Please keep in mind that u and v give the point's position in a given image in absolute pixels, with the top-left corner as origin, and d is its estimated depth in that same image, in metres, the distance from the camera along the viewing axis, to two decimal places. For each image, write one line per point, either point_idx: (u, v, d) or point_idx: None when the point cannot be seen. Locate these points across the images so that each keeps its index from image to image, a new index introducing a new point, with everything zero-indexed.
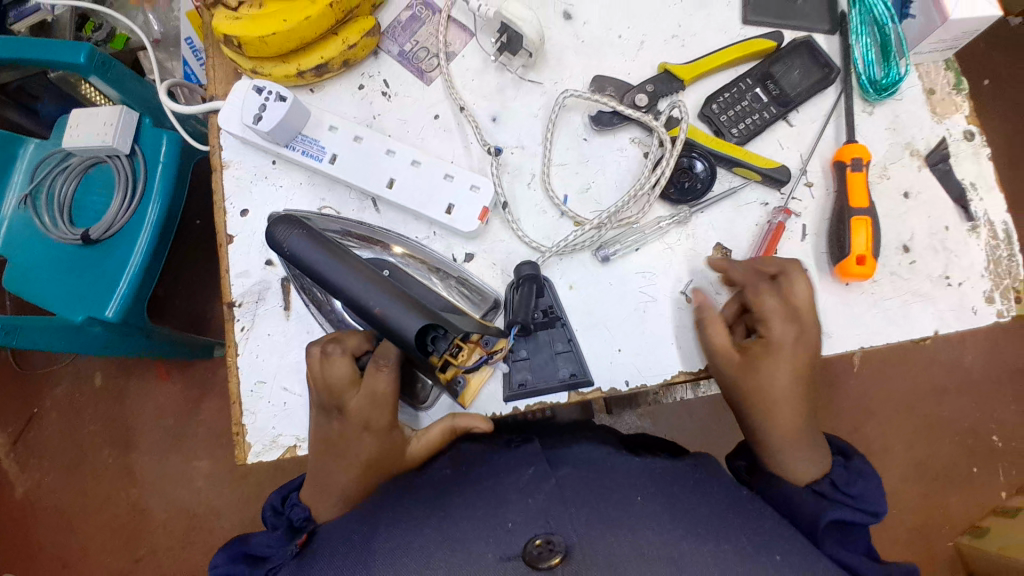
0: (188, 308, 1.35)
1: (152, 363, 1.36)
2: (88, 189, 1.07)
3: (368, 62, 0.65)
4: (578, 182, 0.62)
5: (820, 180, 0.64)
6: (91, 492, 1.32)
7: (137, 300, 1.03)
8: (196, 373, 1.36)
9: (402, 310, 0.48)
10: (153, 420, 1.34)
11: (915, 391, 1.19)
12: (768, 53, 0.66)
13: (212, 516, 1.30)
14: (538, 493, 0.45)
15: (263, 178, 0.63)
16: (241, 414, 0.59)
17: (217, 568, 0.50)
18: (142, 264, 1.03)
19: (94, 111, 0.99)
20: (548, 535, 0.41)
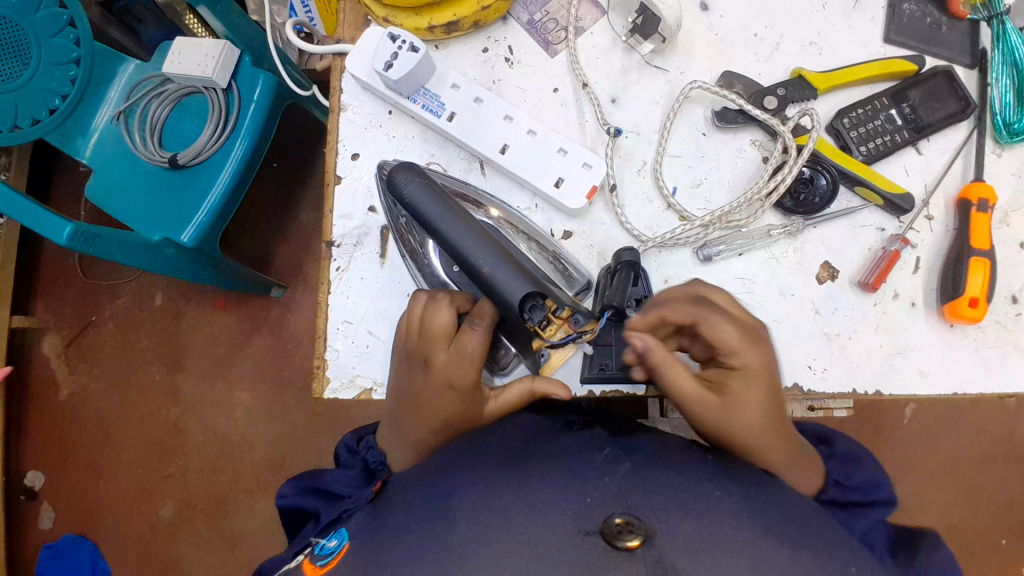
0: (251, 246, 1.39)
1: (210, 292, 1.41)
2: (180, 117, 1.12)
3: (496, 26, 0.65)
4: (690, 177, 0.61)
5: (941, 214, 0.61)
6: (136, 405, 1.38)
7: (212, 231, 1.08)
8: (249, 310, 1.40)
9: (510, 275, 0.49)
10: (202, 347, 1.39)
11: (967, 452, 1.14)
12: (910, 75, 0.63)
13: (243, 448, 1.35)
14: (613, 475, 0.44)
15: (378, 125, 0.64)
16: (325, 349, 0.61)
17: (288, 498, 0.57)
18: (222, 194, 1.06)
19: (198, 43, 1.02)
20: (629, 517, 0.39)
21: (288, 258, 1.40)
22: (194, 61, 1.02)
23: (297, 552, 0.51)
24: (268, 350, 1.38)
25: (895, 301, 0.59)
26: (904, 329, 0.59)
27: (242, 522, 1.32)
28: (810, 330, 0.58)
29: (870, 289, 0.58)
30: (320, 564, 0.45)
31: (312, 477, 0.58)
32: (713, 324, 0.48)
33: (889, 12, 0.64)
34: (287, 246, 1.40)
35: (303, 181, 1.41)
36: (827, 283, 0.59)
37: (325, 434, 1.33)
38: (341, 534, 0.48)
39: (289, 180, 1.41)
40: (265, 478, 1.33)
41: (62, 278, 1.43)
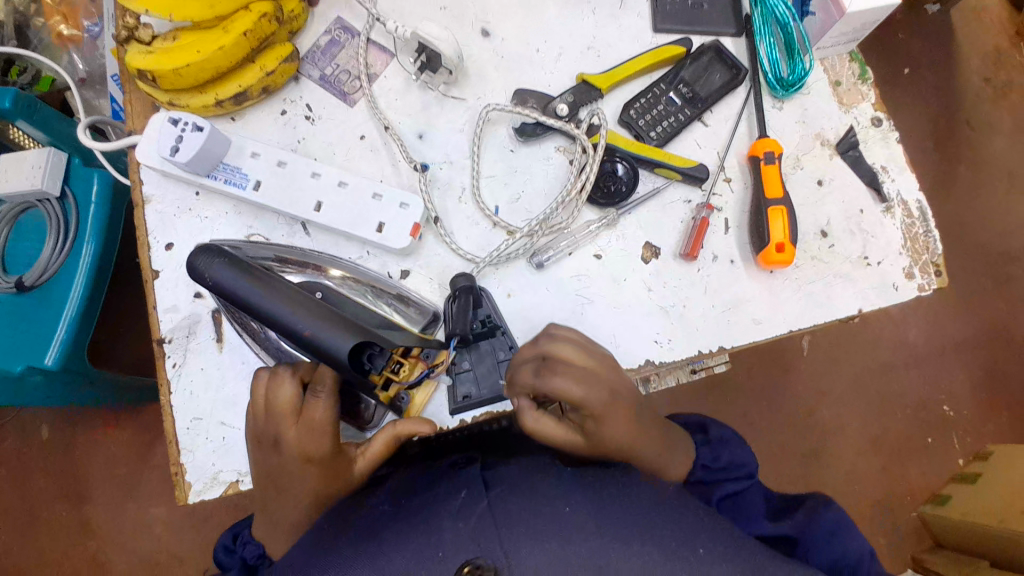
0: (132, 351, 1.30)
1: (100, 411, 1.31)
2: (19, 239, 1.03)
3: (290, 87, 0.65)
4: (508, 192, 0.64)
5: (738, 174, 0.67)
6: (38, 553, 1.25)
7: (75, 346, 1.00)
8: (146, 417, 1.31)
9: (335, 331, 0.48)
10: (103, 472, 1.28)
11: (863, 369, 1.24)
12: (680, 57, 0.68)
13: (173, 566, 1.25)
14: (469, 517, 0.43)
15: (186, 210, 0.62)
16: (179, 453, 0.57)
17: None
18: (78, 309, 1.00)
19: (22, 155, 0.95)
20: (476, 561, 0.40)
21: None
22: (20, 173, 0.94)
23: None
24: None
25: (715, 263, 0.64)
26: (732, 284, 0.64)
27: None
28: (647, 308, 0.62)
29: (689, 258, 0.62)
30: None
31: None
32: (555, 384, 0.48)
33: (653, 5, 0.70)
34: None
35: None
36: (652, 261, 0.63)
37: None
38: None
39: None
40: None
41: None
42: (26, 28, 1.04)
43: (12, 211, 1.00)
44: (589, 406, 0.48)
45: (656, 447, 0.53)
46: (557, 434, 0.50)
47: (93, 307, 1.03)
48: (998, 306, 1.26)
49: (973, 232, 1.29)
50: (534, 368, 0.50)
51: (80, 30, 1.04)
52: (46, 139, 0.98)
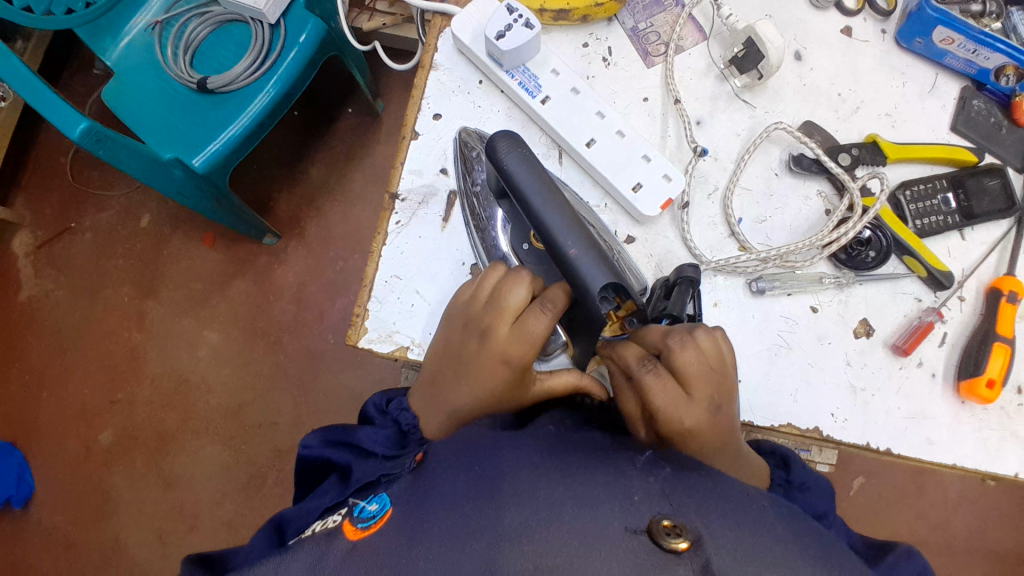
0: (257, 187, 1.36)
1: (202, 226, 1.36)
2: (217, 42, 1.09)
3: (600, 25, 0.66)
4: (757, 212, 0.63)
5: (972, 298, 0.65)
6: (91, 327, 1.32)
7: (226, 162, 1.04)
8: (239, 249, 1.35)
9: (596, 263, 0.49)
10: (180, 279, 1.34)
11: (899, 533, 1.20)
12: (969, 165, 0.67)
13: (199, 390, 1.29)
14: (657, 476, 0.43)
15: (466, 91, 0.64)
16: (369, 299, 0.60)
17: (312, 450, 0.53)
18: (244, 128, 1.03)
19: None
20: (675, 520, 0.39)
21: (291, 208, 1.36)
22: None
23: (330, 510, 0.48)
24: (249, 296, 1.34)
25: (917, 370, 0.62)
26: (923, 396, 0.62)
27: (183, 466, 1.27)
28: (839, 380, 0.61)
29: (900, 353, 0.61)
30: (361, 526, 0.43)
31: (341, 432, 0.54)
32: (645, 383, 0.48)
33: (959, 105, 0.69)
34: (292, 196, 1.37)
35: (323, 135, 1.39)
36: (862, 338, 0.62)
37: (289, 391, 1.29)
38: (382, 498, 0.46)
39: (311, 130, 1.39)
40: (215, 425, 1.28)
41: (49, 179, 1.38)
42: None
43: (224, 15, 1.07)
44: (674, 419, 0.47)
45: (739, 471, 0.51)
46: (638, 419, 0.51)
47: (257, 134, 1.06)
48: None
49: None
50: (641, 356, 0.49)
51: None
52: None
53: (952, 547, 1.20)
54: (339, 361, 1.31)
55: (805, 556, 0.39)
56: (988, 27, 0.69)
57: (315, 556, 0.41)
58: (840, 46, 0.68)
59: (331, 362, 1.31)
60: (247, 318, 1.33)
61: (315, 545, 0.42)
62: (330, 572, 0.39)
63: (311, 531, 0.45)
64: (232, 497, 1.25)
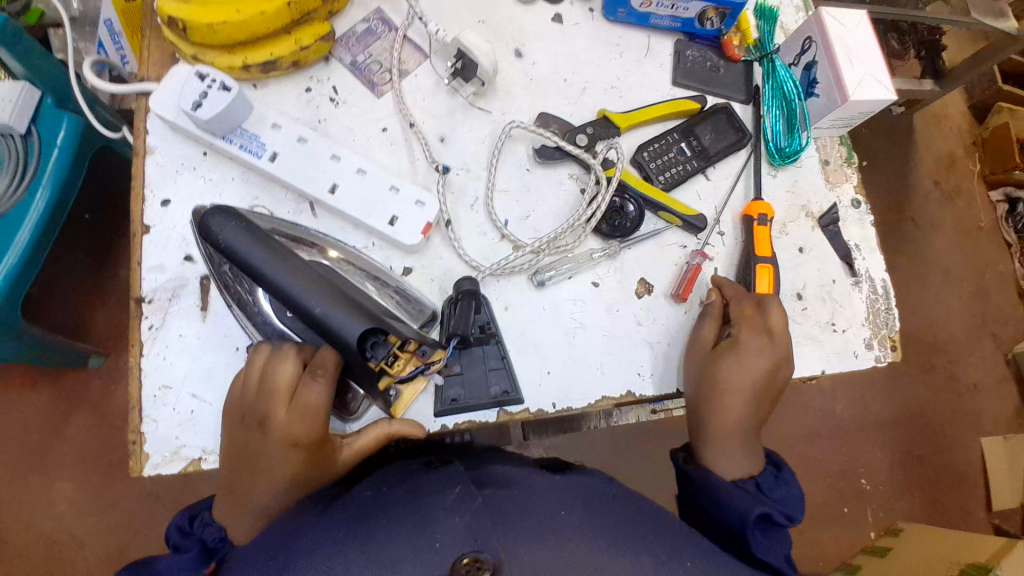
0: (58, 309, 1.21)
1: (11, 370, 1.19)
2: None
3: (318, 66, 0.65)
4: (519, 210, 0.65)
5: (731, 229, 0.71)
6: None
7: (10, 297, 0.92)
8: (66, 383, 1.20)
9: (346, 314, 0.47)
10: (12, 432, 1.17)
11: (791, 433, 1.31)
12: (694, 113, 0.73)
13: (72, 547, 1.13)
14: (465, 511, 0.44)
15: (190, 169, 0.60)
16: (141, 421, 0.54)
17: None
18: (22, 255, 0.92)
19: None
20: (477, 554, 0.41)
21: (107, 322, 1.23)
22: None
23: None
24: (92, 431, 1.19)
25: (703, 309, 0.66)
26: None
27: None
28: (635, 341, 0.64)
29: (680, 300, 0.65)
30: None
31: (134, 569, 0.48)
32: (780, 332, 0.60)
33: (675, 59, 0.75)
34: (104, 308, 1.23)
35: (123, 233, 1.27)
36: (644, 296, 0.65)
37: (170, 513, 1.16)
38: None
39: (105, 232, 1.26)
40: None
41: None
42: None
43: None
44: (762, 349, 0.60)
45: (722, 427, 0.58)
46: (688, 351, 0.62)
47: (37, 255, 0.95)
48: (917, 390, 1.37)
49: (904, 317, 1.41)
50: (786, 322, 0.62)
51: None
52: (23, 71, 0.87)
53: (841, 429, 1.32)
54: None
55: (602, 548, 0.44)
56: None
57: None
58: (555, 34, 0.72)
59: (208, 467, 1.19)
60: (93, 454, 1.18)
61: None
62: None
63: None
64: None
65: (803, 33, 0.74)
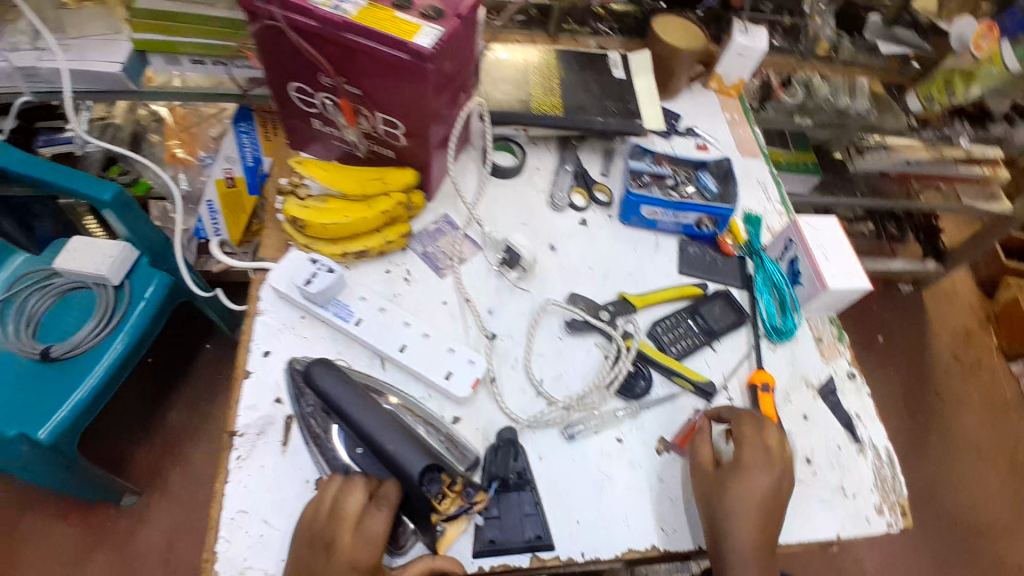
0: (113, 443, 1.31)
1: (54, 501, 1.25)
2: (63, 312, 1.15)
3: (396, 254, 0.81)
4: (553, 371, 0.76)
5: (739, 395, 0.80)
6: None
7: (72, 428, 1.03)
8: (96, 517, 1.24)
9: (411, 450, 0.57)
10: (34, 566, 1.19)
11: None
12: (698, 295, 0.87)
13: None
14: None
15: (291, 327, 0.74)
16: (216, 541, 0.61)
17: None
18: (92, 389, 1.05)
19: (96, 244, 1.09)
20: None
21: (148, 462, 1.31)
22: (90, 257, 1.08)
23: None
24: (110, 570, 1.20)
25: None
26: None
27: None
28: (659, 495, 0.71)
29: (678, 446, 0.74)
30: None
31: None
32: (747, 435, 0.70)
33: (681, 253, 0.91)
34: (152, 445, 1.32)
35: (184, 377, 1.41)
36: (665, 453, 0.74)
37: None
38: None
39: (169, 375, 1.40)
40: None
41: None
42: (142, 140, 1.27)
43: (67, 286, 1.14)
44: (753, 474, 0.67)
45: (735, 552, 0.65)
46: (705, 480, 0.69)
47: (106, 389, 1.08)
48: None
49: (945, 501, 1.41)
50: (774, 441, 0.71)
51: (193, 157, 1.28)
52: (126, 234, 1.08)
53: None
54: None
55: None
56: (685, 189, 0.93)
57: None
58: (581, 233, 0.89)
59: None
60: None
61: None
62: None
63: None
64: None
65: (785, 235, 0.91)
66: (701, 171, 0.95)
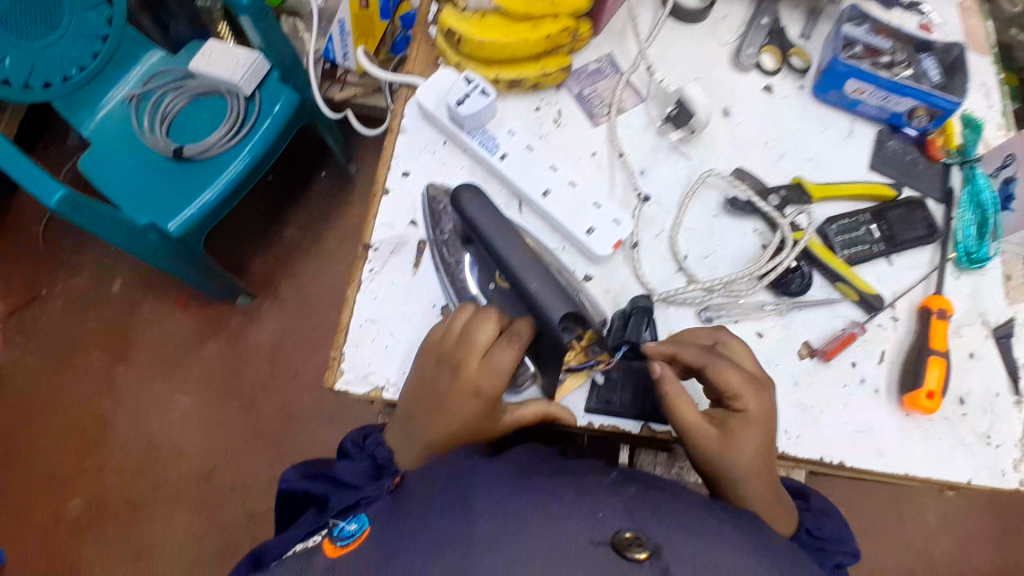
0: (229, 248, 1.39)
1: (172, 289, 1.37)
2: (195, 114, 1.15)
3: (550, 91, 0.74)
4: (700, 249, 0.69)
5: (905, 317, 0.72)
6: (60, 393, 1.31)
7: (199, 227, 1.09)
8: (210, 310, 1.37)
9: (553, 295, 0.52)
10: (154, 343, 1.34)
11: (889, 567, 1.23)
12: (888, 199, 0.75)
13: (174, 455, 1.27)
14: (622, 495, 0.48)
15: (431, 151, 0.70)
16: (344, 343, 0.63)
17: (290, 483, 0.55)
18: (217, 194, 1.08)
19: (230, 50, 1.13)
20: (637, 533, 0.43)
21: (261, 271, 1.39)
22: (224, 65, 1.12)
23: (307, 538, 0.50)
24: (222, 357, 1.34)
25: (862, 385, 0.69)
26: (870, 410, 0.68)
27: (155, 531, 1.23)
28: (790, 397, 0.67)
29: (826, 359, 0.68)
30: (340, 543, 0.45)
31: (321, 466, 0.56)
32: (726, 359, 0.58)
33: (875, 147, 0.78)
34: (265, 256, 1.40)
35: (299, 197, 1.44)
36: (807, 358, 0.68)
37: (263, 452, 1.28)
38: (361, 519, 0.48)
39: (283, 196, 1.44)
40: (188, 490, 1.25)
41: (24, 246, 1.39)
42: None
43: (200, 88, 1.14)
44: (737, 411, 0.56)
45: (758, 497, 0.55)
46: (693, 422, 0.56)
47: (229, 200, 1.11)
48: None
49: None
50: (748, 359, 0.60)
51: None
52: (260, 45, 0.99)
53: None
54: (316, 414, 1.30)
55: (759, 565, 0.43)
56: (900, 73, 0.77)
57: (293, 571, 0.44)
58: (762, 102, 0.77)
59: (307, 420, 1.30)
60: (221, 379, 1.33)
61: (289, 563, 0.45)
62: None
63: (292, 551, 0.47)
64: (205, 564, 1.21)
65: (1004, 150, 0.75)
66: (924, 54, 0.78)
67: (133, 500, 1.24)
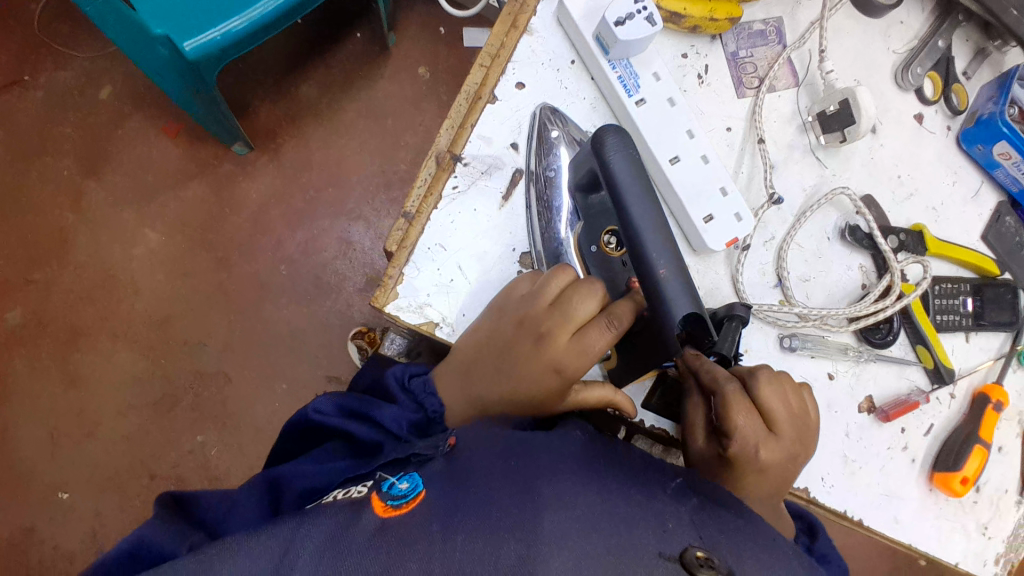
0: (241, 89, 1.22)
1: (165, 114, 1.20)
2: None
3: (703, 39, 0.63)
4: (803, 270, 0.64)
5: (961, 397, 0.70)
6: (17, 193, 1.16)
7: (219, 55, 0.90)
8: (203, 150, 1.20)
9: (683, 289, 0.46)
10: (131, 169, 1.19)
11: None
12: (989, 275, 0.71)
13: (127, 293, 1.15)
14: (687, 504, 0.42)
15: (555, 68, 0.60)
16: (405, 261, 0.55)
17: (326, 417, 0.48)
18: (251, 23, 0.89)
19: None
20: (708, 553, 0.37)
21: (269, 121, 1.23)
22: None
23: (351, 480, 0.44)
24: (204, 202, 1.20)
25: (901, 452, 0.66)
26: (901, 477, 0.65)
27: (92, 366, 1.12)
28: (836, 448, 0.63)
29: (883, 419, 0.65)
30: (391, 504, 0.39)
31: (360, 403, 0.49)
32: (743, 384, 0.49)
33: (994, 217, 0.72)
34: (275, 110, 1.23)
35: (324, 53, 1.25)
36: (864, 413, 0.65)
37: (225, 312, 1.16)
38: (413, 479, 0.42)
39: (312, 50, 1.25)
40: (136, 334, 1.14)
41: (6, 16, 1.19)
42: None
43: None
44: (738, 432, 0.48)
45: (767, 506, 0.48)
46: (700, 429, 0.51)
47: (261, 33, 0.92)
48: None
49: None
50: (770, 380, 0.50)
51: None
52: None
53: None
54: (288, 293, 1.18)
55: None
56: None
57: (337, 526, 0.37)
58: (911, 131, 0.70)
59: (278, 294, 1.18)
60: (197, 226, 1.19)
61: (335, 515, 0.38)
62: (355, 547, 0.35)
63: (332, 497, 0.41)
64: (137, 413, 1.12)
65: None
66: None
67: (76, 329, 1.13)
